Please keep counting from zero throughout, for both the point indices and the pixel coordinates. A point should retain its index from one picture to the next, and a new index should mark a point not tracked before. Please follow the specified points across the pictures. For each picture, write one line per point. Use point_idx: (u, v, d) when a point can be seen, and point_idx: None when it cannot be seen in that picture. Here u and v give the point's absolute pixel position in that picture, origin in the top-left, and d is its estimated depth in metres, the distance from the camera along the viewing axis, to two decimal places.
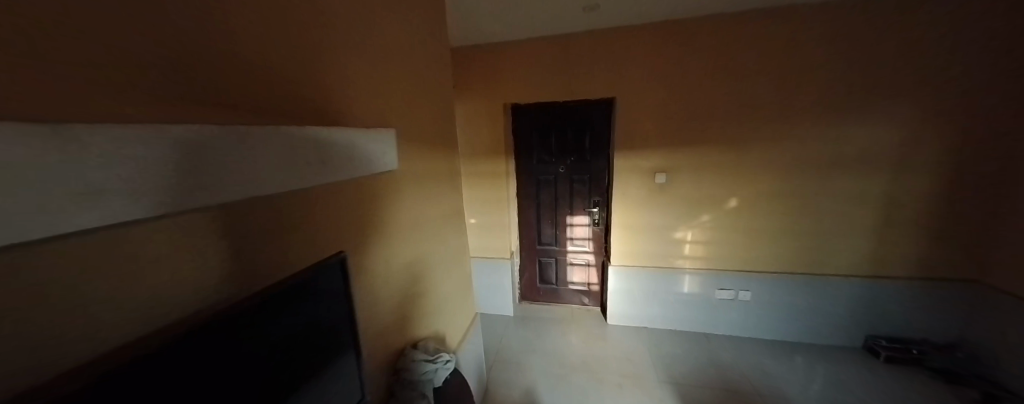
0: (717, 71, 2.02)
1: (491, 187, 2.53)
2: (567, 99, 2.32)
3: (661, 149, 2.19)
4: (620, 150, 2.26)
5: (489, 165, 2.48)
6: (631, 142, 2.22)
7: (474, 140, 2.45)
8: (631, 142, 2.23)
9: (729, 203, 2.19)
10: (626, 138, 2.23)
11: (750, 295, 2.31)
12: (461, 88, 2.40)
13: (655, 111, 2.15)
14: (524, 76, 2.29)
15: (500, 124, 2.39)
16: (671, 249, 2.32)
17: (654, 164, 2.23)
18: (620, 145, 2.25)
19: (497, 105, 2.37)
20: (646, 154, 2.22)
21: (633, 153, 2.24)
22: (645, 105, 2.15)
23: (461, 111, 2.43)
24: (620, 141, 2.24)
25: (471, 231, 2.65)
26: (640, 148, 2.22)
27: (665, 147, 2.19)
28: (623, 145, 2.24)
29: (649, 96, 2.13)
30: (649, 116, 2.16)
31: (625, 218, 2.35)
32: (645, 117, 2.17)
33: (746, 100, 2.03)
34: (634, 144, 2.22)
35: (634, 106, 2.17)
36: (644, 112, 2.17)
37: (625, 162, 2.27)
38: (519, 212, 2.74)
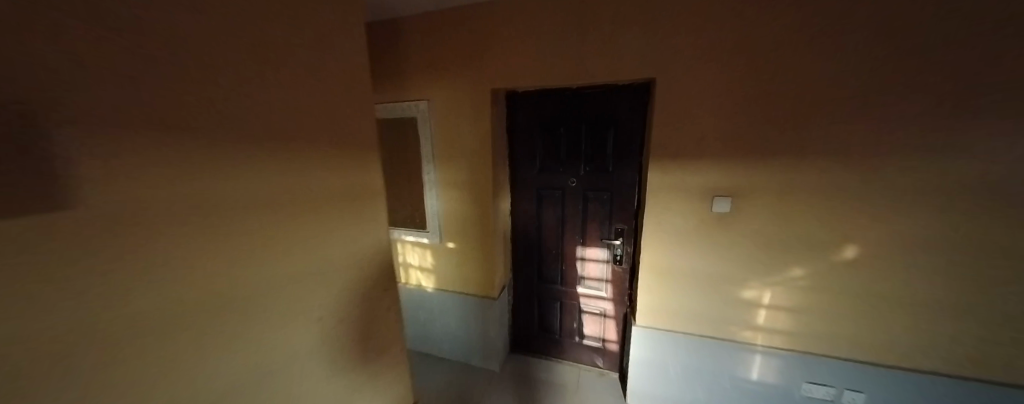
0: (837, 34, 1.18)
1: (473, 201, 1.89)
2: (583, 84, 1.61)
3: (723, 159, 1.40)
4: (658, 161, 1.49)
5: (468, 170, 1.85)
6: (675, 149, 1.46)
7: (451, 137, 1.82)
8: (675, 149, 1.45)
9: (839, 253, 1.37)
10: (668, 142, 1.46)
11: (861, 399, 1.47)
12: (435, 69, 1.75)
13: (716, 102, 1.36)
14: (519, 50, 1.61)
15: (487, 118, 1.73)
16: (729, 311, 1.54)
17: (709, 183, 1.44)
18: (656, 154, 1.49)
19: (482, 93, 1.71)
20: (700, 166, 1.44)
21: (678, 165, 1.47)
22: (702, 91, 1.37)
23: (434, 99, 1.79)
24: (655, 148, 1.48)
25: (449, 258, 2.03)
26: (691, 159, 1.44)
27: (733, 159, 1.39)
28: (662, 154, 1.48)
29: (710, 77, 1.35)
30: (706, 110, 1.38)
31: (660, 261, 1.59)
32: (701, 112, 1.39)
33: (890, 83, 1.17)
34: (680, 151, 1.45)
35: (683, 94, 1.40)
36: (699, 103, 1.38)
37: (664, 179, 1.50)
38: (512, 236, 2.07)
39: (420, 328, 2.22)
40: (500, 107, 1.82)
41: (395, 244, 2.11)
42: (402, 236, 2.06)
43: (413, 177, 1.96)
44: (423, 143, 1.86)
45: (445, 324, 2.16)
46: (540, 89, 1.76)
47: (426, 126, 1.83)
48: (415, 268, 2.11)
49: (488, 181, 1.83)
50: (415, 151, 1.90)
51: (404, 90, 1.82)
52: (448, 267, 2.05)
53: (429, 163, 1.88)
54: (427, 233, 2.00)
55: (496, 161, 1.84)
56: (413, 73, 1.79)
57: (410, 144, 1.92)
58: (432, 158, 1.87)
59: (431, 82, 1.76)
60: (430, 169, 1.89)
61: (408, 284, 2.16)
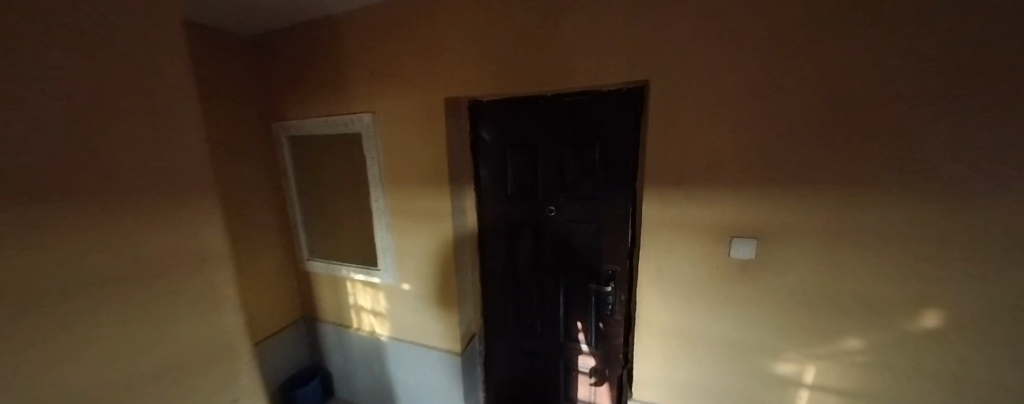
0: (914, 10, 0.80)
1: (429, 235, 1.53)
2: (558, 90, 1.26)
3: (743, 188, 1.03)
4: (653, 189, 1.12)
5: (422, 197, 1.49)
6: (677, 174, 1.08)
7: (401, 156, 1.48)
8: (677, 174, 1.08)
9: (914, 321, 0.97)
10: (666, 165, 1.09)
11: None
12: (381, 75, 1.44)
13: (732, 110, 0.99)
14: (476, 48, 1.28)
15: (441, 134, 1.38)
16: (756, 390, 1.15)
17: (725, 220, 1.06)
18: (651, 181, 1.11)
19: (434, 103, 1.38)
20: (712, 197, 1.06)
21: (682, 195, 1.09)
22: (711, 97, 1.01)
23: (381, 111, 1.47)
24: (650, 172, 1.11)
25: (404, 302, 1.67)
26: (699, 188, 1.07)
27: (757, 189, 1.01)
28: (660, 181, 1.10)
29: (726, 77, 0.98)
30: (718, 121, 1.01)
31: (662, 321, 1.21)
32: (713, 125, 1.02)
33: (1007, 80, 0.77)
34: (683, 178, 1.08)
35: (686, 101, 1.04)
36: (708, 114, 1.02)
37: (664, 214, 1.12)
38: (483, 275, 1.71)
39: (377, 382, 1.86)
40: (461, 120, 1.48)
41: (344, 282, 1.77)
42: (351, 274, 1.72)
43: (362, 205, 1.64)
44: (369, 164, 1.53)
45: (404, 379, 1.80)
46: (508, 98, 1.42)
47: (373, 144, 1.50)
48: (367, 311, 1.77)
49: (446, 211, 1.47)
50: (363, 174, 1.58)
51: (348, 101, 1.52)
52: (404, 312, 1.69)
53: (378, 188, 1.55)
54: (378, 271, 1.65)
55: (455, 186, 1.49)
56: (357, 81, 1.48)
57: (357, 165, 1.59)
58: (381, 182, 1.54)
59: (377, 90, 1.45)
60: (378, 196, 1.55)
61: (361, 330, 1.82)
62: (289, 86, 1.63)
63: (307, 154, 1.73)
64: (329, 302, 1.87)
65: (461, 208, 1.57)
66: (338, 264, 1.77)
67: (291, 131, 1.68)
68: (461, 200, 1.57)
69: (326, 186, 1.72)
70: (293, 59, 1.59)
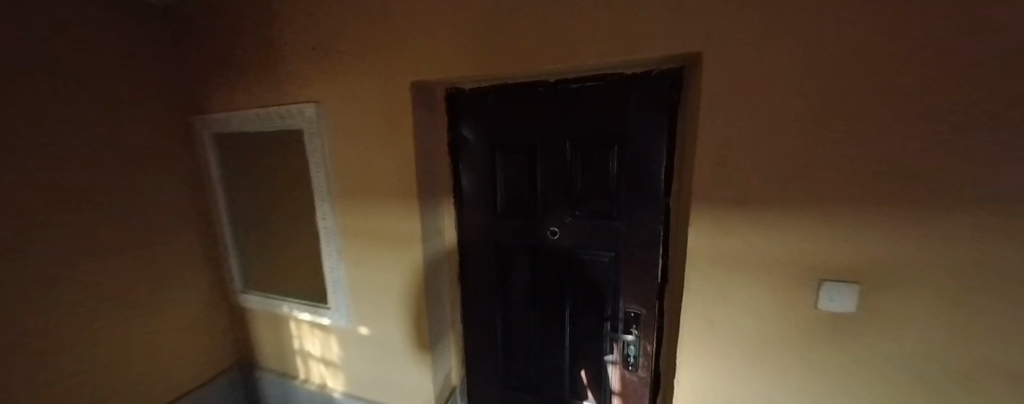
0: None
1: (393, 265, 1.16)
2: (565, 71, 0.91)
3: (842, 212, 0.69)
4: (706, 210, 0.77)
5: (382, 216, 1.11)
6: (743, 189, 0.74)
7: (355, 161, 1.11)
8: (744, 189, 0.74)
9: None
10: (727, 176, 0.74)
11: None
12: (326, 53, 1.07)
13: (835, 94, 0.64)
14: (450, 11, 0.91)
15: (405, 131, 1.02)
16: None
17: (810, 256, 0.73)
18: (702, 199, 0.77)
19: (395, 90, 1.01)
20: (793, 223, 0.73)
21: (748, 220, 0.75)
22: (802, 73, 0.66)
23: (327, 102, 1.10)
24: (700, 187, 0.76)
25: (362, 350, 1.29)
26: (774, 210, 0.73)
27: (863, 213, 0.68)
28: (716, 199, 0.76)
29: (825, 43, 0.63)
30: (810, 111, 0.67)
31: (710, 390, 0.87)
32: (803, 117, 0.67)
33: None
34: (752, 194, 0.73)
35: (761, 80, 0.68)
36: (796, 99, 0.67)
37: (717, 248, 0.78)
38: (466, 312, 1.34)
39: None
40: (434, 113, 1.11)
41: (287, 322, 1.38)
42: (295, 312, 1.33)
43: (307, 223, 1.26)
44: (314, 172, 1.16)
45: None
46: (498, 83, 1.07)
47: (318, 144, 1.13)
48: (317, 360, 1.38)
49: (414, 235, 1.10)
50: (307, 184, 1.21)
51: (286, 88, 1.15)
52: (363, 362, 1.31)
53: (325, 203, 1.17)
54: (328, 310, 1.27)
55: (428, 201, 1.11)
56: (296, 62, 1.12)
57: (300, 172, 1.22)
58: (330, 194, 1.16)
59: (321, 75, 1.09)
60: (326, 213, 1.18)
61: (309, 382, 1.42)
62: (213, 70, 1.26)
63: (239, 158, 1.35)
64: (271, 345, 1.48)
65: (435, 230, 1.20)
66: (279, 299, 1.38)
67: (216, 129, 1.30)
68: (437, 220, 1.21)
69: (263, 200, 1.34)
70: (217, 34, 1.22)
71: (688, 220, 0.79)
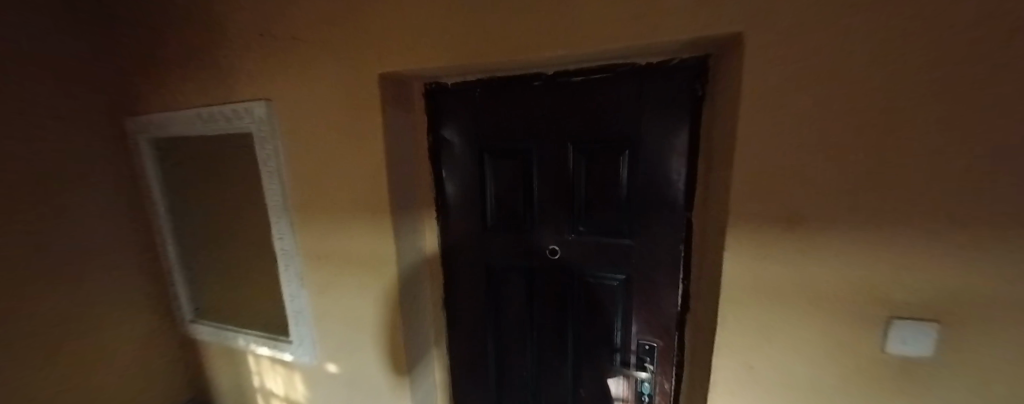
0: None
1: (365, 293, 0.97)
2: (566, 60, 0.75)
3: (928, 239, 0.54)
4: (745, 232, 0.62)
5: (351, 235, 0.92)
6: (795, 206, 0.58)
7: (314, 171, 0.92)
8: (795, 206, 0.59)
9: None
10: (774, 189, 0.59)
11: None
12: (278, 41, 0.88)
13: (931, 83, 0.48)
14: None
15: (373, 134, 0.83)
16: None
17: (879, 291, 0.58)
18: (741, 217, 0.62)
19: (359, 84, 0.83)
20: (862, 249, 0.57)
21: (800, 245, 0.60)
22: (885, 56, 0.50)
23: (279, 101, 0.91)
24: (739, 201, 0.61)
25: (331, 388, 1.10)
26: (837, 234, 0.58)
27: (962, 243, 0.52)
28: (759, 218, 0.61)
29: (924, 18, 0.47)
30: (893, 106, 0.51)
31: None
32: (882, 114, 0.51)
33: None
34: (807, 213, 0.58)
35: (826, 66, 0.53)
36: (872, 91, 0.51)
37: (762, 279, 0.63)
38: (452, 343, 1.15)
39: None
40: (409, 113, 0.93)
41: (245, 357, 1.19)
42: (251, 347, 1.14)
43: (264, 244, 1.06)
44: (268, 183, 0.97)
45: None
46: (486, 76, 0.90)
47: (271, 150, 0.94)
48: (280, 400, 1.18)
49: (390, 259, 0.91)
50: (261, 197, 1.02)
51: (231, 84, 0.96)
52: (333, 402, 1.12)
53: (283, 220, 0.98)
54: (290, 345, 1.08)
55: (405, 217, 0.93)
56: (242, 51, 0.92)
57: (253, 184, 1.03)
58: (288, 210, 0.97)
59: (272, 68, 0.90)
60: (285, 231, 0.99)
61: None
62: (148, 63, 1.06)
63: (185, 167, 1.15)
64: (228, 382, 1.28)
65: (417, 251, 1.02)
66: (234, 330, 1.18)
67: (153, 133, 1.10)
68: (419, 239, 1.02)
69: (212, 216, 1.13)
70: (150, 20, 1.02)
71: (725, 244, 0.64)
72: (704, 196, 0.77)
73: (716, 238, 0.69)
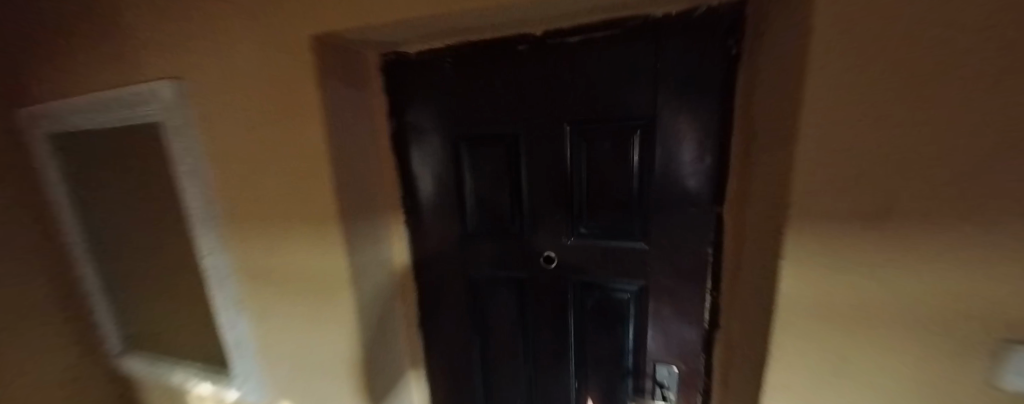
0: None
1: (316, 321, 0.77)
2: (555, 10, 0.56)
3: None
4: (809, 239, 0.45)
5: (290, 250, 0.72)
6: (895, 207, 0.39)
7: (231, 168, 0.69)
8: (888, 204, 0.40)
9: None
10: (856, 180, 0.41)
11: None
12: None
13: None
14: None
15: (304, 121, 0.63)
16: None
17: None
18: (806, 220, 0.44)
19: (282, 51, 0.62)
20: (1010, 277, 0.37)
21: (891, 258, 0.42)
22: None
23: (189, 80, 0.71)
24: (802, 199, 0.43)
25: None
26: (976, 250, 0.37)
27: None
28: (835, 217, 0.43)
29: None
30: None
31: None
32: None
33: None
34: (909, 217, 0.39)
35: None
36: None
37: (837, 299, 0.45)
38: (432, 369, 0.97)
39: None
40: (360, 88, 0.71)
41: (185, 395, 1.00)
42: (189, 384, 0.94)
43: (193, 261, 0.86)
44: (188, 184, 0.76)
45: None
46: (458, 41, 0.71)
47: (188, 142, 0.74)
48: None
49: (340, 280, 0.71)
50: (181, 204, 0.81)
51: (129, 61, 0.74)
52: None
53: (209, 231, 0.78)
54: (232, 380, 0.89)
55: (361, 224, 0.73)
56: (136, 16, 0.71)
57: (172, 188, 0.82)
58: (215, 219, 0.77)
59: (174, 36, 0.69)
60: (213, 245, 0.79)
61: None
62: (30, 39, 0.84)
63: (97, 170, 0.94)
64: None
65: (381, 266, 0.82)
66: (170, 364, 0.99)
67: (49, 128, 0.88)
68: (383, 252, 0.82)
69: (132, 228, 0.93)
70: None
71: (784, 251, 0.47)
72: (741, 186, 0.60)
73: (765, 241, 0.52)
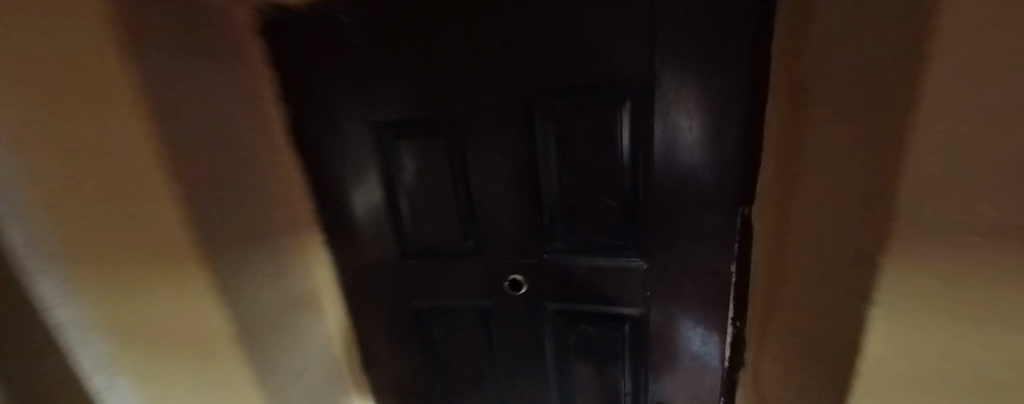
0: None
1: None
2: None
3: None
4: (930, 286, 0.25)
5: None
6: None
7: None
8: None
9: None
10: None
11: None
12: None
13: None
14: None
15: None
16: None
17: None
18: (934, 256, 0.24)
19: None
20: None
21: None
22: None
23: None
24: (923, 222, 0.23)
25: None
26: None
27: None
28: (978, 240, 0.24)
29: None
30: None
31: None
32: None
33: None
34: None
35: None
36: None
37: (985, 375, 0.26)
38: None
39: None
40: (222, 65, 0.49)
41: None
42: None
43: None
44: None
45: None
46: None
47: None
48: None
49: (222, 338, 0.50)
50: None
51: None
52: None
53: None
54: None
55: (248, 256, 0.52)
56: None
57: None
58: None
59: None
60: None
61: None
62: None
63: None
64: None
65: (296, 305, 0.62)
66: None
67: None
68: (296, 285, 0.61)
69: None
70: None
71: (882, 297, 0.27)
72: (778, 179, 0.41)
73: (831, 271, 0.33)
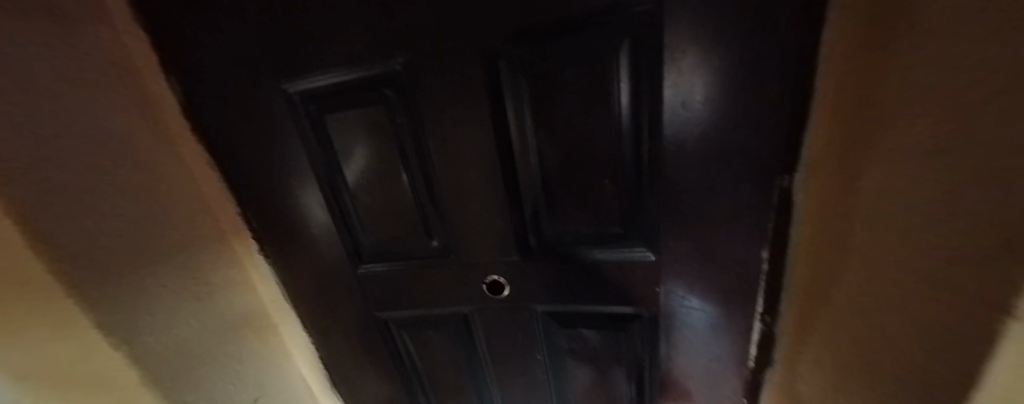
0: None
1: None
2: None
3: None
4: None
5: (15, 354, 0.39)
6: None
7: None
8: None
9: None
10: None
11: None
12: None
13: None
14: None
15: None
16: None
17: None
18: None
19: None
20: None
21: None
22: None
23: None
24: None
25: None
26: None
27: None
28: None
29: None
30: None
31: None
32: None
33: None
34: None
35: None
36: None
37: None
38: None
39: None
40: (62, 29, 0.35)
41: None
42: None
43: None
44: None
45: None
46: None
47: None
48: None
49: (129, 384, 0.40)
50: None
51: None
52: None
53: None
54: None
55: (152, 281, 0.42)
56: None
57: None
58: None
59: None
60: None
61: None
62: None
63: None
64: None
65: (232, 327, 0.52)
66: None
67: None
68: (229, 305, 0.52)
69: None
70: None
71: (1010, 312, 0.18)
72: (835, 140, 0.30)
73: (927, 267, 0.23)
